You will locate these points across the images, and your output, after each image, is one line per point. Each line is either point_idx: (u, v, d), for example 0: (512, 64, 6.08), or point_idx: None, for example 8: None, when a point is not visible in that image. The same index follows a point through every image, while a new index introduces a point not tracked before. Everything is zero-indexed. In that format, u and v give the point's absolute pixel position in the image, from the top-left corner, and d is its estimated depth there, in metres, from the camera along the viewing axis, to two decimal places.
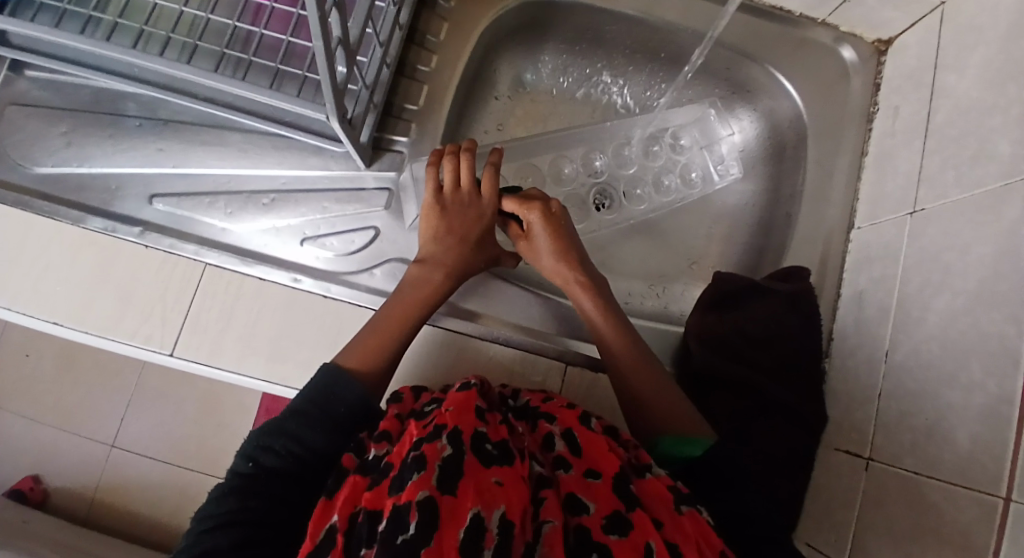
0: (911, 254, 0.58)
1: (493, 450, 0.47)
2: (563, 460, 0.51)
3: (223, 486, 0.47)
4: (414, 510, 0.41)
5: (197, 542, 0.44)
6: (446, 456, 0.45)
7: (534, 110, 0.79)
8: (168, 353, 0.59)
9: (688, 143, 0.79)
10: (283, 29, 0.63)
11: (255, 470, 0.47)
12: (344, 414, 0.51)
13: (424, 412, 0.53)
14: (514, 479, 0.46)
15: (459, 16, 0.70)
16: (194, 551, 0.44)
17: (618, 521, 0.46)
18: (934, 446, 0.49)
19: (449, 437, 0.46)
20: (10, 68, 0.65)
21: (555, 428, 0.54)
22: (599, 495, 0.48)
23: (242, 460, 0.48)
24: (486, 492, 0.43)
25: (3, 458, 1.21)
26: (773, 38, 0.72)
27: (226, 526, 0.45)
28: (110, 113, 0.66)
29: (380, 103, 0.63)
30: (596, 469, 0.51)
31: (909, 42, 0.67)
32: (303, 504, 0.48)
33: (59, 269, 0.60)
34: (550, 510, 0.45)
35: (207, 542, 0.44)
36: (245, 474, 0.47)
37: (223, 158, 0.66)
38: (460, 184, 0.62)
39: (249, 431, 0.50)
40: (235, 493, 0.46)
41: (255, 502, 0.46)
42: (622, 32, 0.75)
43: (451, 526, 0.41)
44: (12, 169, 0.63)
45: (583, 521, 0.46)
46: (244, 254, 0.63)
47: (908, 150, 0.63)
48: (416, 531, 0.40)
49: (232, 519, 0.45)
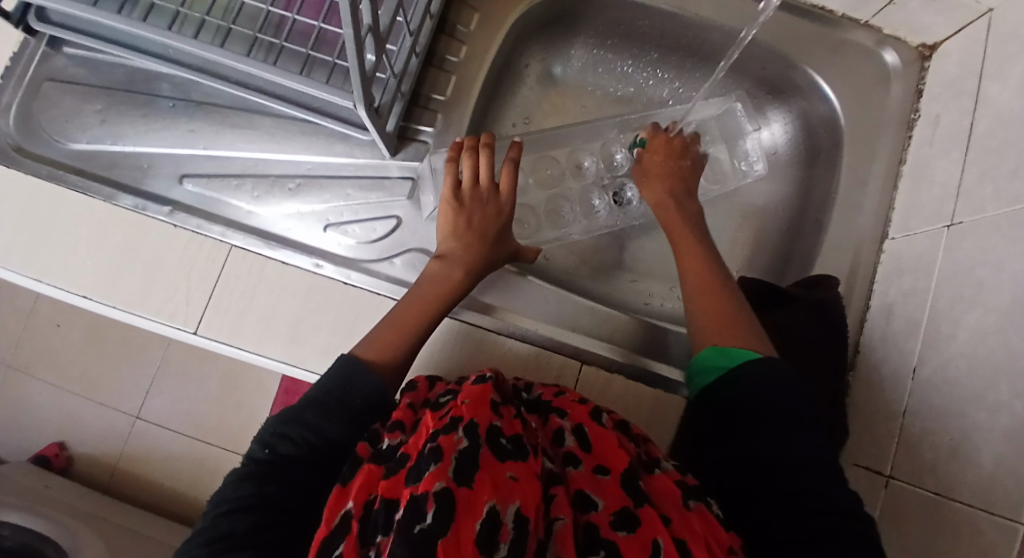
0: (944, 269, 0.56)
1: (507, 445, 0.48)
2: (572, 457, 0.51)
3: (241, 472, 0.48)
4: (430, 500, 0.40)
5: (215, 525, 0.45)
6: (462, 449, 0.45)
7: (561, 104, 0.78)
8: (190, 331, 0.61)
9: (711, 137, 0.75)
10: (315, 15, 0.63)
11: (272, 457, 0.48)
12: (360, 406, 0.51)
13: (438, 402, 0.53)
14: (528, 474, 0.46)
15: (490, 7, 0.69)
16: (211, 534, 0.44)
17: (627, 518, 0.45)
18: (956, 465, 0.48)
19: (465, 430, 0.46)
20: (48, 44, 0.66)
21: (566, 423, 0.54)
22: (608, 493, 0.48)
23: (259, 448, 0.49)
24: (502, 486, 0.43)
25: (31, 424, 1.26)
26: (812, 37, 0.70)
27: (243, 509, 0.45)
28: (144, 93, 0.67)
29: (407, 92, 0.63)
30: (605, 466, 0.50)
31: (954, 47, 0.65)
32: (318, 492, 0.49)
33: (89, 244, 0.61)
34: (561, 507, 0.45)
35: (223, 525, 0.44)
36: (261, 461, 0.48)
37: (251, 141, 0.66)
38: (478, 180, 0.61)
39: (267, 419, 0.50)
40: (252, 479, 0.47)
41: (272, 488, 0.46)
42: (654, 28, 0.73)
43: (468, 518, 0.40)
44: (47, 145, 0.64)
45: (592, 519, 0.46)
46: (268, 238, 0.64)
47: (947, 160, 0.61)
48: (433, 521, 0.39)
49: (248, 503, 0.45)
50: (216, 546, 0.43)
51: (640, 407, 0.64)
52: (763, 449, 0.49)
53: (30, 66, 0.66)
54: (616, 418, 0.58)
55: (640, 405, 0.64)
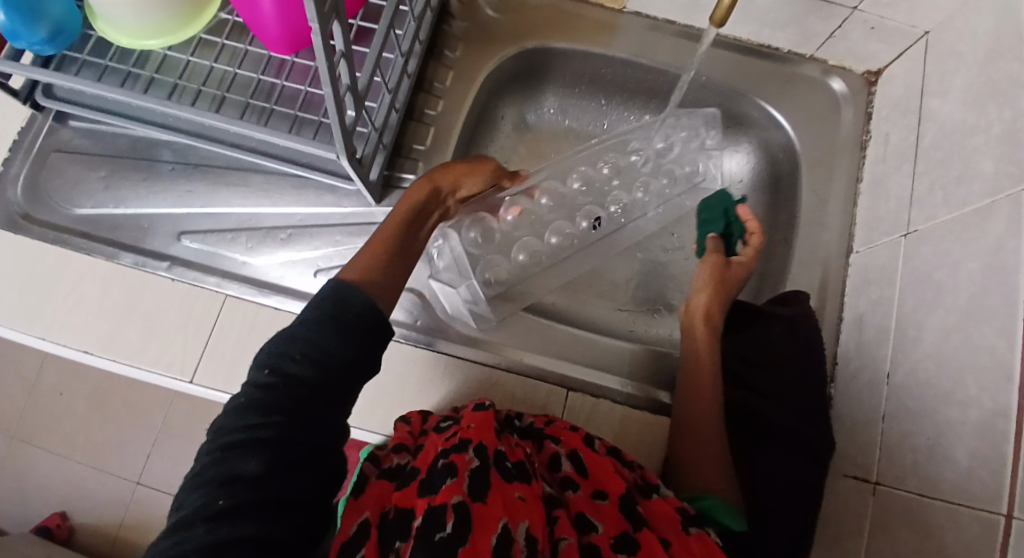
0: (907, 275, 0.59)
1: (513, 468, 0.50)
2: (570, 481, 0.54)
3: (242, 400, 0.45)
4: (449, 512, 0.43)
5: (218, 463, 0.42)
6: (474, 468, 0.48)
7: (536, 148, 0.83)
8: (187, 381, 0.63)
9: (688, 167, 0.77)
10: (302, 81, 0.68)
11: (273, 380, 0.45)
12: (355, 322, 0.48)
13: (442, 427, 0.56)
14: (534, 497, 0.48)
15: (464, 65, 0.75)
16: (220, 471, 0.41)
17: (627, 540, 0.48)
18: (935, 464, 0.49)
19: (475, 451, 0.49)
20: (55, 119, 0.71)
21: (561, 450, 0.57)
22: (606, 517, 0.51)
23: (259, 373, 0.46)
24: (512, 505, 0.46)
25: (33, 495, 1.26)
26: (764, 73, 0.75)
27: (252, 444, 0.42)
28: (145, 158, 0.71)
29: (389, 143, 0.67)
30: (603, 491, 0.53)
31: (897, 72, 0.70)
32: (326, 419, 0.46)
33: (91, 302, 0.65)
34: (565, 528, 0.48)
35: (231, 466, 0.42)
36: (265, 388, 0.45)
37: (245, 198, 0.70)
38: None
39: (261, 349, 0.48)
40: (257, 409, 0.44)
41: (279, 418, 0.44)
42: (618, 74, 0.78)
43: (483, 530, 0.43)
44: (53, 211, 0.68)
45: (593, 541, 0.48)
46: (262, 286, 0.67)
47: (899, 175, 0.65)
48: (452, 530, 0.42)
49: (256, 438, 0.43)
50: (225, 488, 0.41)
51: (627, 431, 0.65)
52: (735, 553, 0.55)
53: (38, 140, 0.71)
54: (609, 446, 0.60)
55: (627, 428, 0.65)
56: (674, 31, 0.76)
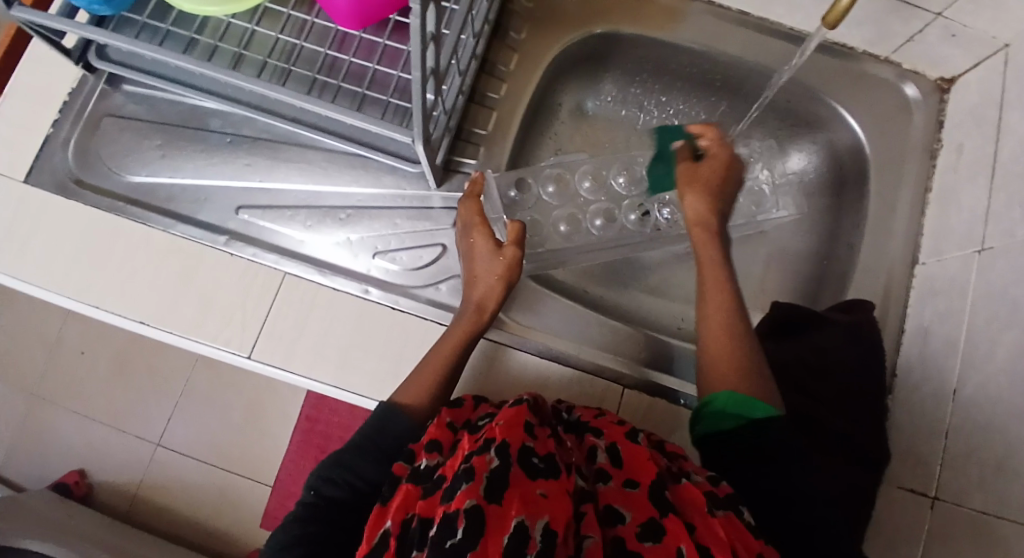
0: (977, 291, 0.58)
1: (538, 464, 0.48)
2: (603, 473, 0.52)
3: (294, 509, 0.52)
4: (461, 517, 0.42)
5: (281, 535, 0.50)
6: (493, 468, 0.46)
7: (593, 136, 0.82)
8: (245, 356, 0.62)
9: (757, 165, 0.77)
10: (368, 57, 0.66)
11: (314, 501, 0.52)
12: (394, 446, 0.55)
13: (476, 426, 0.55)
14: (559, 492, 0.46)
15: (528, 47, 0.73)
16: (280, 542, 0.49)
17: (654, 529, 0.45)
18: (1003, 481, 0.50)
19: (496, 450, 0.48)
20: (108, 83, 0.69)
21: (600, 442, 0.55)
22: (636, 505, 0.48)
23: (307, 490, 0.53)
24: (531, 503, 0.44)
25: (53, 452, 1.27)
26: (836, 72, 0.73)
27: (297, 540, 0.49)
28: (199, 128, 0.69)
29: (454, 127, 0.66)
30: (635, 480, 0.51)
31: (974, 79, 0.68)
32: (357, 518, 0.52)
33: (147, 273, 0.64)
34: (591, 524, 0.46)
35: (289, 534, 0.50)
36: (308, 503, 0.52)
37: (305, 175, 0.69)
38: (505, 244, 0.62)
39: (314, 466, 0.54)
40: (302, 516, 0.51)
41: (316, 526, 0.50)
42: (684, 64, 0.76)
43: (496, 534, 0.42)
44: (107, 178, 0.67)
45: (619, 532, 0.46)
46: (320, 266, 0.66)
47: (973, 187, 0.64)
48: (462, 537, 0.41)
49: (301, 538, 0.49)
50: None
51: (682, 432, 0.65)
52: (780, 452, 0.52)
53: (90, 103, 0.69)
54: (655, 439, 0.59)
55: (684, 426, 0.65)
56: (746, 24, 0.74)
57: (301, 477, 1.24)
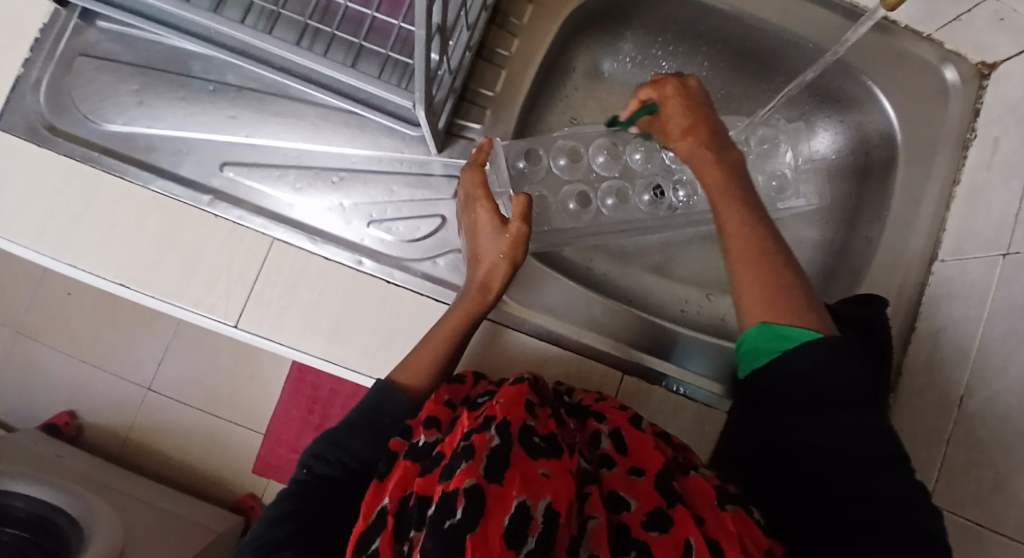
0: (998, 300, 0.56)
1: (541, 444, 0.46)
2: (607, 459, 0.51)
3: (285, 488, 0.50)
4: (462, 497, 0.40)
5: (272, 511, 0.48)
6: (494, 447, 0.44)
7: (606, 101, 0.76)
8: (231, 325, 0.60)
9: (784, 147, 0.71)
10: (367, 3, 0.60)
11: (306, 478, 0.50)
12: (389, 426, 0.53)
13: (476, 402, 0.52)
14: (562, 472, 0.45)
15: (543, 0, 0.66)
16: (273, 519, 0.47)
17: (659, 517, 0.45)
18: (1000, 499, 0.51)
19: (498, 428, 0.45)
20: (80, 17, 0.63)
21: (603, 427, 0.54)
22: (641, 493, 0.48)
23: (298, 467, 0.51)
24: (533, 482, 0.42)
25: (41, 390, 1.26)
26: (875, 47, 0.67)
27: (284, 517, 0.47)
28: (181, 74, 0.63)
29: (459, 88, 0.61)
30: (640, 468, 0.50)
31: (1022, 67, 0.63)
32: (347, 496, 0.50)
33: (125, 231, 0.60)
34: (595, 506, 0.45)
35: (280, 510, 0.48)
36: (299, 480, 0.50)
37: (295, 132, 0.63)
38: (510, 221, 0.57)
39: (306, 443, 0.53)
40: (291, 495, 0.49)
41: (306, 502, 0.48)
42: (711, 28, 0.70)
43: (497, 513, 0.40)
44: (80, 124, 0.61)
45: (624, 519, 0.45)
46: (312, 232, 0.62)
47: (1007, 188, 0.60)
48: (463, 517, 0.39)
49: (289, 514, 0.47)
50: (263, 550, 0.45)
51: (678, 421, 0.64)
52: (796, 432, 0.49)
53: (61, 39, 0.62)
54: (656, 429, 0.57)
55: (680, 415, 0.64)
56: None
57: (292, 426, 1.24)
